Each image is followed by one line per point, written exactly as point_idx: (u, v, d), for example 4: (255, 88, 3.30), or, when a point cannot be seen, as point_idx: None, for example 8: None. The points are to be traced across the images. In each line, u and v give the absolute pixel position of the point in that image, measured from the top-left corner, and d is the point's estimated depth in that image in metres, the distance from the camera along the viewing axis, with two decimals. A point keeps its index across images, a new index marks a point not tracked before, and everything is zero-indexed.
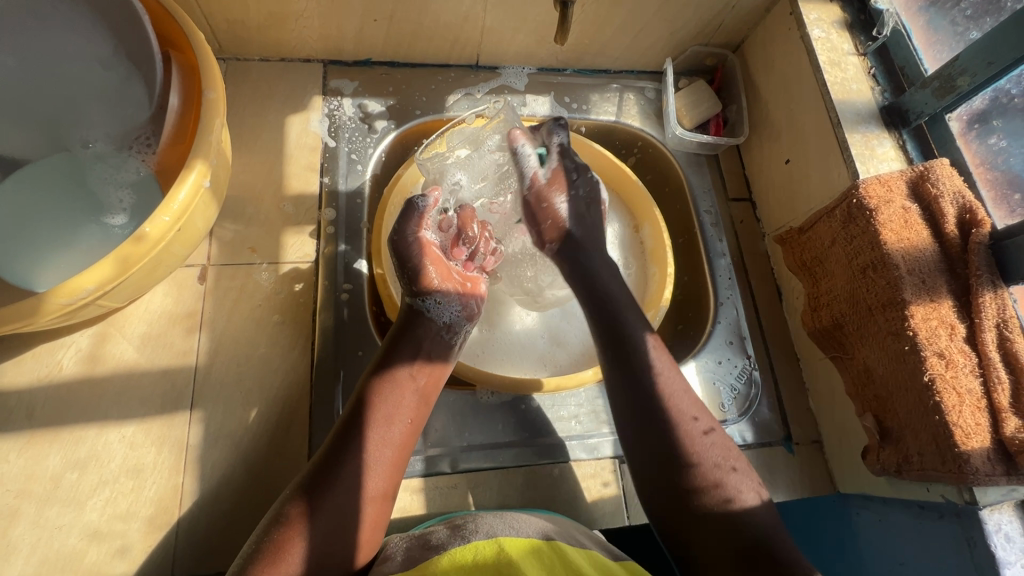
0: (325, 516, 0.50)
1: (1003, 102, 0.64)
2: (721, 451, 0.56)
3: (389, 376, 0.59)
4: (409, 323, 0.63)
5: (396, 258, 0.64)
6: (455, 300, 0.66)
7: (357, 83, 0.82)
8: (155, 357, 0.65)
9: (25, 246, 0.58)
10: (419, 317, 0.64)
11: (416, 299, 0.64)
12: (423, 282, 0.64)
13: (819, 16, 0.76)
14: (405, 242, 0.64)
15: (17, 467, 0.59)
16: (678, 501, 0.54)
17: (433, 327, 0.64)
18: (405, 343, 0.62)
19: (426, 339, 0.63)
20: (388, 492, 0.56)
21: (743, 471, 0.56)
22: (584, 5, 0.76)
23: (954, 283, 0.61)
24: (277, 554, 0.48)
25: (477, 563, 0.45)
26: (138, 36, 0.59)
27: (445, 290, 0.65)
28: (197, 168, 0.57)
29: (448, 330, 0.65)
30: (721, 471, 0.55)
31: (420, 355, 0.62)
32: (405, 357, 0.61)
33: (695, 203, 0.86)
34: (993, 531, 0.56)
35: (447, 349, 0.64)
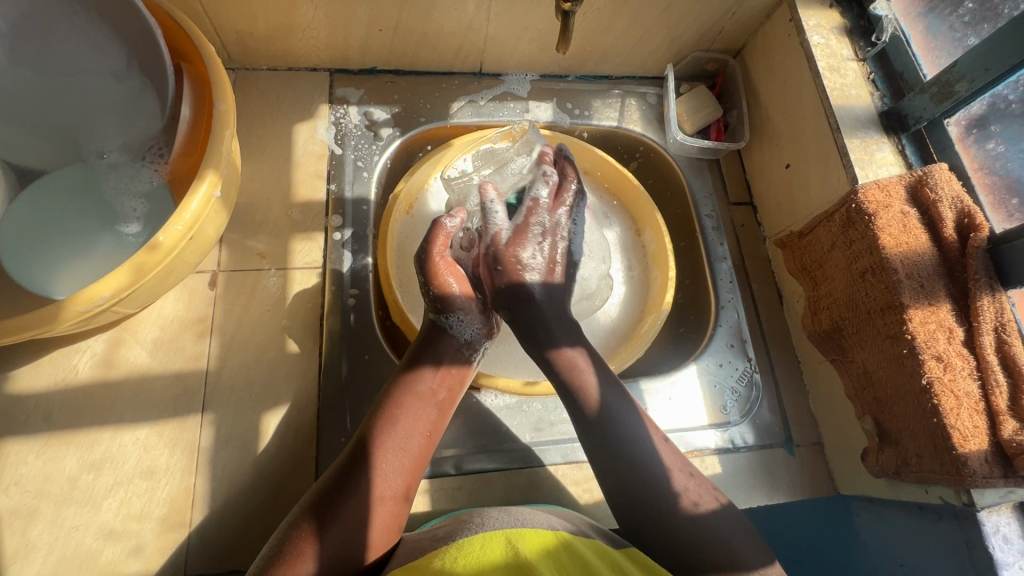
0: (336, 519, 0.52)
1: (1001, 107, 0.65)
2: (672, 463, 0.58)
3: (402, 386, 0.61)
4: (431, 338, 0.65)
5: (422, 275, 0.65)
6: (477, 319, 0.67)
7: (362, 91, 0.83)
8: (167, 361, 0.66)
9: (43, 254, 0.60)
10: (442, 335, 0.65)
11: (438, 315, 0.66)
12: (447, 300, 0.65)
13: (818, 22, 0.77)
14: (428, 262, 0.65)
15: (34, 469, 0.60)
16: (626, 506, 0.56)
17: (454, 345, 0.65)
18: (419, 354, 0.63)
19: (444, 356, 0.64)
20: (398, 493, 0.57)
21: (697, 482, 0.58)
22: (586, 13, 0.77)
23: (953, 286, 0.62)
24: (291, 556, 0.49)
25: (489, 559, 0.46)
26: (150, 50, 0.60)
27: (468, 308, 0.66)
28: (208, 178, 0.58)
29: (468, 347, 0.66)
30: (677, 475, 0.57)
31: (435, 367, 0.63)
32: (421, 369, 0.62)
33: (696, 207, 0.86)
34: (991, 534, 0.57)
35: (467, 365, 0.65)
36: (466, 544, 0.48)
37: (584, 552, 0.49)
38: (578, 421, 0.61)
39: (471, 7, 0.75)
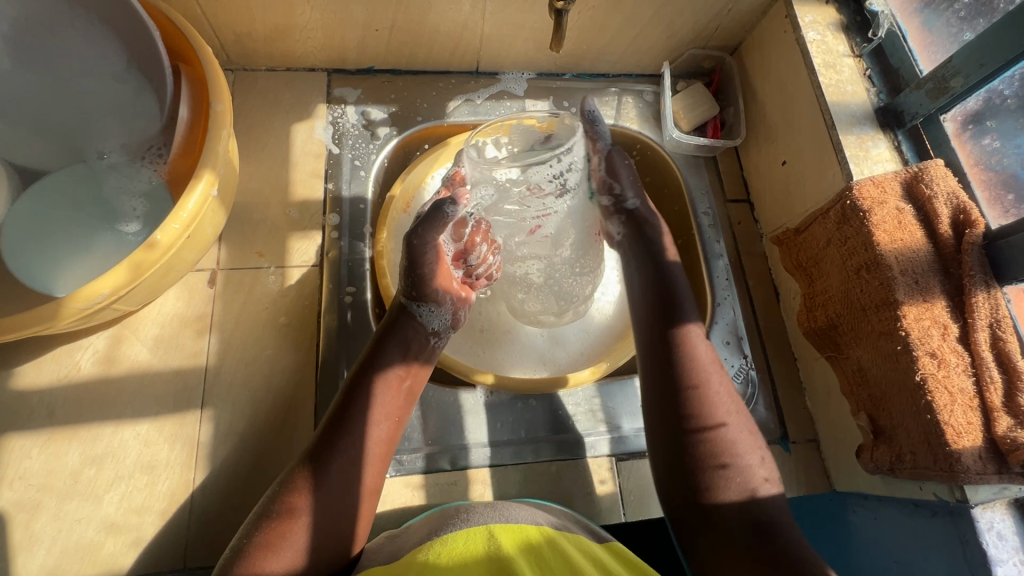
0: (326, 509, 0.53)
1: (996, 103, 0.64)
2: (734, 444, 0.58)
3: (386, 373, 0.61)
4: (403, 321, 0.65)
5: (411, 263, 0.62)
6: (447, 310, 0.68)
7: (360, 91, 0.84)
8: (167, 358, 0.67)
9: (46, 252, 0.62)
10: (412, 320, 0.65)
11: (412, 302, 0.66)
12: (427, 292, 0.65)
13: (814, 19, 0.77)
14: (419, 250, 0.61)
15: (38, 463, 0.62)
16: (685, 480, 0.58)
17: (420, 334, 0.66)
18: (393, 337, 0.64)
19: (412, 344, 0.65)
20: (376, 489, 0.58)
21: (758, 463, 0.58)
22: (580, 12, 0.78)
23: (948, 282, 0.62)
24: (279, 545, 0.49)
25: (469, 549, 0.47)
26: (149, 52, 0.61)
27: (444, 301, 0.67)
28: (205, 178, 0.59)
29: (434, 337, 0.67)
30: (733, 459, 0.57)
31: (405, 355, 0.64)
32: (396, 352, 0.63)
33: (693, 204, 0.86)
34: (985, 530, 0.57)
35: (431, 353, 0.67)
36: (451, 538, 0.49)
37: (569, 549, 0.50)
38: (656, 387, 0.63)
39: (466, 6, 0.75)
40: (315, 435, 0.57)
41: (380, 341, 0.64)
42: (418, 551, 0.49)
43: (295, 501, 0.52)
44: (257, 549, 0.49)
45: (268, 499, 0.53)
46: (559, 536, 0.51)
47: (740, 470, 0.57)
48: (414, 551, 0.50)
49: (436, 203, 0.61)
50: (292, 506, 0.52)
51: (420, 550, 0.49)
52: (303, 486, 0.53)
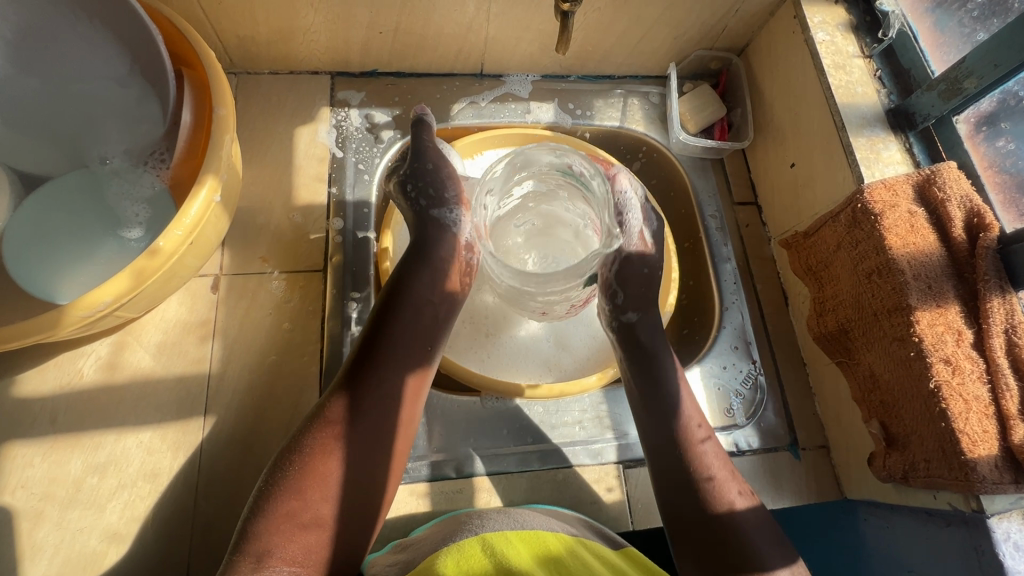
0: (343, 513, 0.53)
1: (1011, 104, 0.63)
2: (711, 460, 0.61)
3: (419, 366, 0.60)
4: (436, 233, 0.66)
5: (426, 168, 0.69)
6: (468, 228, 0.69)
7: (363, 93, 0.83)
8: (170, 364, 0.67)
9: (48, 259, 0.61)
10: (443, 225, 0.67)
11: (440, 211, 0.68)
12: (458, 197, 0.69)
13: (823, 19, 0.75)
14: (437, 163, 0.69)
15: (41, 472, 0.61)
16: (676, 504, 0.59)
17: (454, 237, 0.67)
18: (424, 266, 0.64)
19: (446, 248, 0.66)
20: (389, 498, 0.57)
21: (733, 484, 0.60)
22: (586, 13, 0.77)
23: (962, 287, 0.61)
24: (304, 556, 0.50)
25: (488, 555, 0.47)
26: (151, 56, 0.61)
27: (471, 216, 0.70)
28: (208, 183, 0.59)
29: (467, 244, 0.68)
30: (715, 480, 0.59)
31: (441, 270, 0.64)
32: (435, 259, 0.65)
33: (700, 208, 0.85)
34: (1002, 541, 0.55)
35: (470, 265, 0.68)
36: (466, 542, 0.49)
37: (591, 562, 0.50)
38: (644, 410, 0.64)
39: (471, 8, 0.75)
40: (318, 413, 0.56)
41: (409, 259, 0.64)
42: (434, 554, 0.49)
43: (321, 510, 0.51)
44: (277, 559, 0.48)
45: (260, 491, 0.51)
46: (580, 546, 0.51)
47: (721, 491, 0.59)
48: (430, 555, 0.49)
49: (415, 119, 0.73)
50: (316, 514, 0.51)
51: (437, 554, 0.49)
52: (327, 493, 0.52)
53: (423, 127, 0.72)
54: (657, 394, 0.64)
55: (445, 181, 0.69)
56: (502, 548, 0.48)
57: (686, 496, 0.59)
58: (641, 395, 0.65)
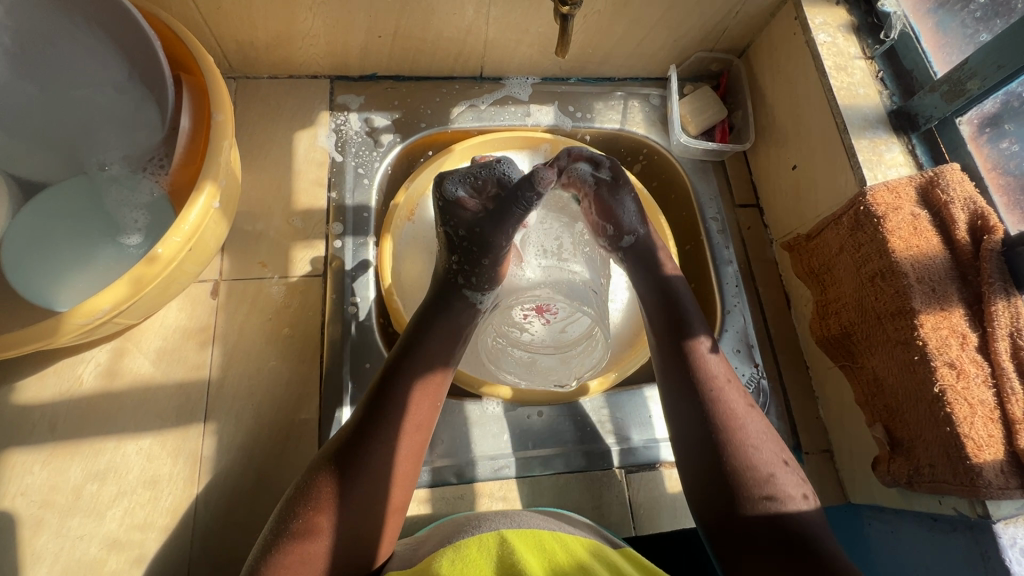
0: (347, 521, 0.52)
1: (1015, 105, 0.62)
2: (760, 450, 0.56)
3: (432, 374, 0.60)
4: (460, 307, 0.64)
5: (481, 253, 0.63)
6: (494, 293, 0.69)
7: (363, 97, 0.83)
8: (170, 370, 0.67)
9: (46, 265, 0.61)
10: (472, 309, 0.65)
11: (476, 292, 0.65)
12: (496, 281, 0.66)
13: (824, 21, 0.75)
14: (501, 248, 0.63)
15: (40, 479, 0.61)
16: (719, 498, 0.55)
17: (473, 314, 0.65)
18: (444, 322, 0.62)
19: (470, 325, 0.64)
20: (400, 505, 0.56)
21: (789, 480, 0.55)
22: (586, 15, 0.76)
23: (966, 290, 0.60)
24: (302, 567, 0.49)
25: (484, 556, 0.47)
26: (149, 62, 0.61)
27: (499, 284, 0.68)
28: (207, 190, 0.58)
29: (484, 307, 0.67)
30: (764, 475, 0.55)
31: (455, 332, 0.62)
32: (452, 333, 0.62)
33: (701, 210, 0.85)
34: (1008, 547, 0.55)
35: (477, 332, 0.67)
36: (463, 544, 0.49)
37: (596, 567, 0.48)
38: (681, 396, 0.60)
39: (470, 11, 0.74)
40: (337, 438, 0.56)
41: (430, 318, 0.62)
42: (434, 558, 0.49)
43: (318, 520, 0.51)
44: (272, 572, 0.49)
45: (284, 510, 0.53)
46: (588, 555, 0.50)
47: (769, 485, 0.54)
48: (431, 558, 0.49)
49: (534, 172, 0.59)
50: (312, 525, 0.51)
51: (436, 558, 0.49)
52: (326, 506, 0.52)
53: (530, 199, 0.60)
54: (695, 383, 0.60)
55: (496, 274, 0.65)
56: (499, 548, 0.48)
57: (728, 492, 0.55)
58: (677, 382, 0.61)
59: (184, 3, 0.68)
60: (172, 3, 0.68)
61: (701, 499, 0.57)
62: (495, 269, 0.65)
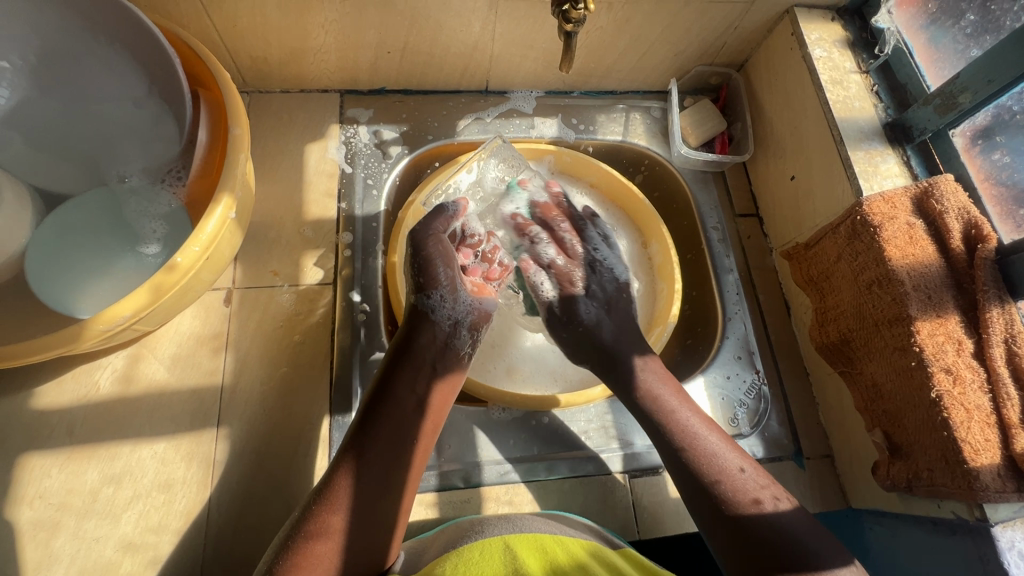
0: (360, 525, 0.53)
1: (1005, 118, 0.64)
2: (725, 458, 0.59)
3: (435, 374, 0.62)
4: (414, 325, 0.63)
5: (411, 251, 0.65)
6: (466, 299, 0.66)
7: (372, 111, 0.85)
8: (184, 376, 0.68)
9: (67, 273, 0.62)
10: (426, 325, 0.63)
11: (421, 295, 0.64)
12: (430, 279, 0.63)
13: (821, 36, 0.77)
14: (422, 240, 0.65)
15: (58, 482, 0.62)
16: (698, 510, 0.57)
17: (438, 333, 0.63)
18: (410, 362, 0.61)
19: (428, 348, 0.62)
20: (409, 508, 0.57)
21: (756, 476, 0.58)
22: (588, 32, 0.79)
23: (961, 298, 0.61)
24: (313, 563, 0.49)
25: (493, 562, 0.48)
26: (170, 79, 0.63)
27: (455, 293, 0.65)
28: (224, 201, 0.60)
29: (454, 329, 0.65)
30: (730, 474, 0.57)
31: (420, 365, 0.61)
32: (418, 370, 0.61)
33: (702, 219, 0.87)
34: (1006, 549, 0.56)
35: (451, 360, 0.64)
36: (467, 549, 0.51)
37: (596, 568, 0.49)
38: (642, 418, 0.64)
39: (476, 28, 0.77)
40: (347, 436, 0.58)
41: (396, 355, 0.61)
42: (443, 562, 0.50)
43: (330, 518, 0.52)
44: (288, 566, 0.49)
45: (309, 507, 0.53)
46: (589, 557, 0.51)
47: (740, 486, 0.56)
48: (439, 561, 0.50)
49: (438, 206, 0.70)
50: (324, 524, 0.51)
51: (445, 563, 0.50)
52: (339, 504, 0.52)
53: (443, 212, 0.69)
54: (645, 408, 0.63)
55: (429, 268, 0.64)
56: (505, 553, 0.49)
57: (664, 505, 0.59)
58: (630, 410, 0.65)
59: (201, 21, 0.70)
60: (189, 20, 0.70)
61: (698, 517, 0.58)
62: (434, 266, 0.64)
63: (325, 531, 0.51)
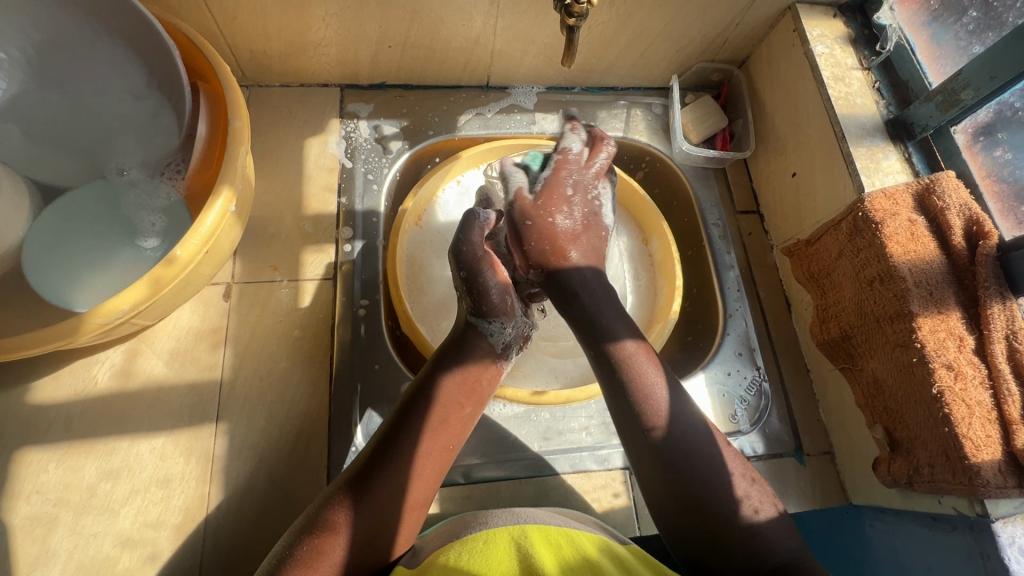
0: (365, 518, 0.52)
1: (1007, 115, 0.64)
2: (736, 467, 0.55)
3: (455, 368, 0.61)
4: (465, 340, 0.62)
5: (456, 265, 0.64)
6: (520, 322, 0.65)
7: (372, 106, 0.85)
8: (182, 371, 0.68)
9: (65, 266, 0.62)
10: (482, 339, 0.62)
11: (482, 319, 0.63)
12: (488, 303, 0.62)
13: (822, 32, 0.77)
14: (472, 254, 0.63)
15: (55, 477, 0.62)
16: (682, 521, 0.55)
17: (488, 351, 0.63)
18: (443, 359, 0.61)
19: (480, 362, 0.62)
20: (423, 501, 0.56)
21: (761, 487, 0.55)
22: (590, 26, 0.78)
23: (963, 294, 0.61)
24: (319, 557, 0.49)
25: (497, 556, 0.48)
26: (169, 70, 0.62)
27: (512, 314, 0.64)
28: (223, 194, 0.60)
29: (504, 351, 0.64)
30: (740, 483, 0.54)
31: (469, 381, 0.61)
32: (443, 374, 0.60)
33: (703, 216, 0.87)
34: (1007, 545, 0.56)
35: (492, 374, 0.63)
36: (471, 540, 0.50)
37: (606, 569, 0.48)
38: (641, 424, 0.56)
39: (477, 23, 0.76)
40: (363, 452, 0.56)
41: (441, 360, 0.61)
42: (448, 553, 0.50)
43: (339, 511, 0.51)
44: (298, 560, 0.49)
45: (324, 499, 0.53)
46: (594, 551, 0.50)
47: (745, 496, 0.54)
48: (444, 551, 0.50)
49: (468, 211, 0.67)
50: (332, 518, 0.51)
51: (450, 555, 0.49)
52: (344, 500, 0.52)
53: (469, 230, 0.65)
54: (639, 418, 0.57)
55: (489, 293, 0.62)
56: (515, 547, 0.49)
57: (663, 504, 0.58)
58: (620, 412, 0.58)
59: (201, 13, 0.70)
60: (188, 12, 0.70)
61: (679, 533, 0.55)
62: (491, 290, 0.62)
63: (331, 526, 0.51)
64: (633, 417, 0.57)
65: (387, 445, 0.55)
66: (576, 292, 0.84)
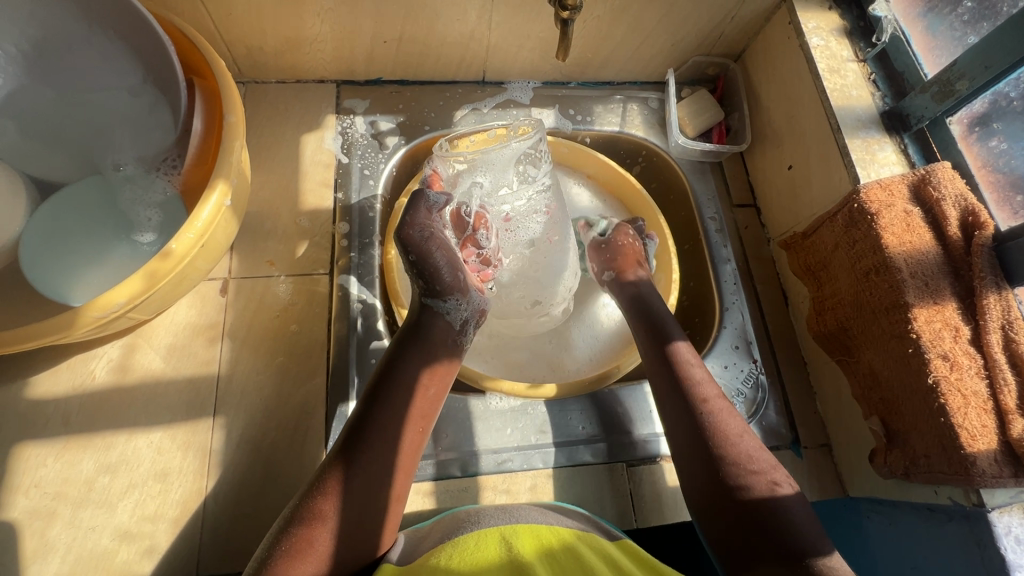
0: (357, 508, 0.52)
1: (1002, 105, 0.64)
2: (754, 456, 0.58)
3: (434, 359, 0.61)
4: (426, 323, 0.63)
5: (400, 250, 0.61)
6: (474, 298, 0.67)
7: (368, 101, 0.85)
8: (180, 366, 0.68)
9: (62, 261, 0.62)
10: (437, 317, 0.64)
11: (436, 299, 0.64)
12: (443, 286, 0.63)
13: (818, 25, 0.77)
14: (420, 241, 0.60)
15: (53, 471, 0.62)
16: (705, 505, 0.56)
17: (446, 329, 0.64)
18: (421, 349, 0.61)
19: (442, 342, 0.63)
20: (402, 493, 0.56)
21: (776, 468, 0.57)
22: (585, 20, 0.78)
23: (959, 284, 0.61)
24: (304, 550, 0.49)
25: (484, 552, 0.48)
26: (164, 66, 0.62)
27: (466, 292, 0.65)
28: (218, 188, 0.60)
29: (462, 328, 0.65)
30: (743, 468, 0.56)
31: (433, 363, 0.61)
32: (425, 365, 0.60)
33: (700, 210, 0.87)
34: (1003, 535, 0.55)
35: (455, 351, 0.64)
36: (464, 540, 0.50)
37: (593, 562, 0.48)
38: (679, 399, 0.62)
39: (472, 17, 0.76)
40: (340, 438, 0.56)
41: (404, 343, 0.61)
42: (437, 553, 0.50)
43: (327, 503, 0.51)
44: (282, 552, 0.48)
45: (309, 488, 0.53)
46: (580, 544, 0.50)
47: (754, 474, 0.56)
48: (434, 551, 0.50)
49: (415, 192, 0.65)
50: (318, 509, 0.51)
51: (439, 553, 0.49)
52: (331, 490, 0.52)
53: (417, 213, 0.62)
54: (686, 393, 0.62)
55: (441, 275, 0.62)
56: (504, 544, 0.48)
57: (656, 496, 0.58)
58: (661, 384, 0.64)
59: (197, 10, 0.70)
60: (184, 9, 0.70)
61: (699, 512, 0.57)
62: (442, 272, 0.62)
63: (318, 516, 0.51)
64: (678, 398, 0.62)
65: (382, 439, 0.55)
66: (532, 273, 0.77)
